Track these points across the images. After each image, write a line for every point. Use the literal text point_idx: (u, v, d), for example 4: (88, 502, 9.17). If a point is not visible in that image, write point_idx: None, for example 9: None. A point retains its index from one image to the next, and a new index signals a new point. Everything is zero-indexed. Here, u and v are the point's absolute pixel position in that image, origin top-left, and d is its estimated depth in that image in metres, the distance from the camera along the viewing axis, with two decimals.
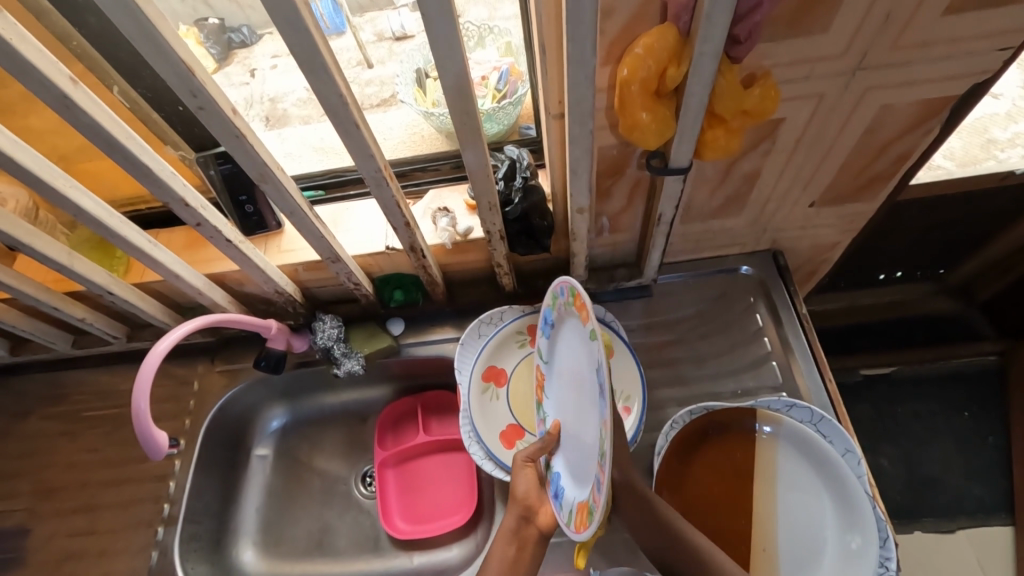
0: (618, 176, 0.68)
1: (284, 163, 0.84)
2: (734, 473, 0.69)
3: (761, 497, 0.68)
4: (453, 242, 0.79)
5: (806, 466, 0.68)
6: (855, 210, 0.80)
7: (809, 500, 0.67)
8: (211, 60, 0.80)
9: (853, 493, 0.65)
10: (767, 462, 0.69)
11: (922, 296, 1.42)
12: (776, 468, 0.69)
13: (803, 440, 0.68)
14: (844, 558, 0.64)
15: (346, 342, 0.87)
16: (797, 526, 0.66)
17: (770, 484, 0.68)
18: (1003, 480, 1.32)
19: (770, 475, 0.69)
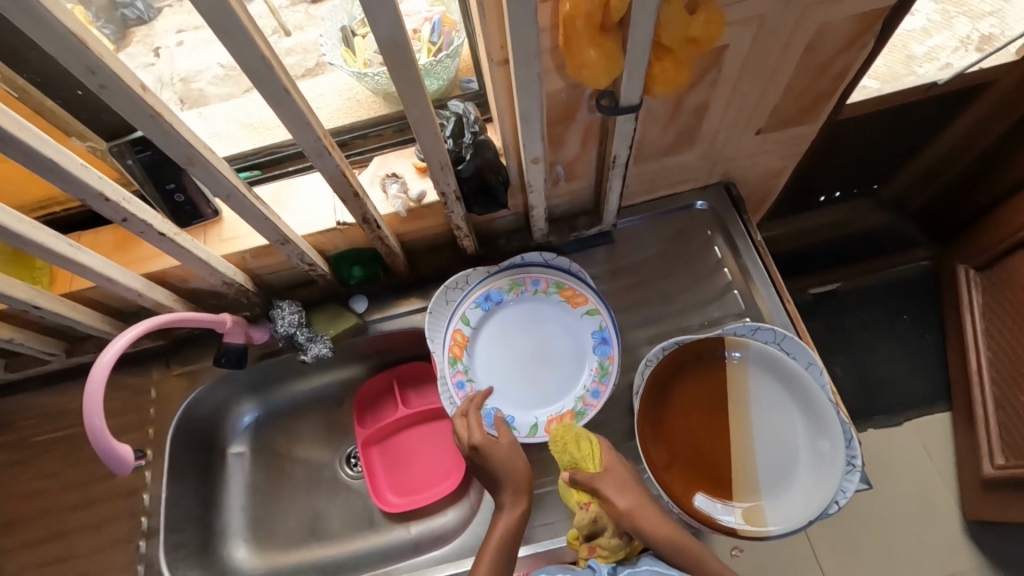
0: (569, 121, 0.66)
1: (211, 145, 0.78)
2: (711, 399, 0.72)
3: (737, 416, 0.71)
4: (408, 209, 0.76)
5: (775, 383, 0.72)
6: (799, 133, 0.81)
7: (779, 414, 0.71)
8: (107, 41, 0.72)
9: (819, 402, 0.69)
10: (740, 384, 0.72)
11: (863, 213, 1.59)
12: (748, 388, 0.72)
13: (772, 360, 0.71)
14: (816, 461, 0.68)
15: (309, 326, 0.83)
16: (770, 439, 0.70)
17: (743, 403, 0.72)
18: (941, 373, 1.48)
19: (743, 395, 0.72)
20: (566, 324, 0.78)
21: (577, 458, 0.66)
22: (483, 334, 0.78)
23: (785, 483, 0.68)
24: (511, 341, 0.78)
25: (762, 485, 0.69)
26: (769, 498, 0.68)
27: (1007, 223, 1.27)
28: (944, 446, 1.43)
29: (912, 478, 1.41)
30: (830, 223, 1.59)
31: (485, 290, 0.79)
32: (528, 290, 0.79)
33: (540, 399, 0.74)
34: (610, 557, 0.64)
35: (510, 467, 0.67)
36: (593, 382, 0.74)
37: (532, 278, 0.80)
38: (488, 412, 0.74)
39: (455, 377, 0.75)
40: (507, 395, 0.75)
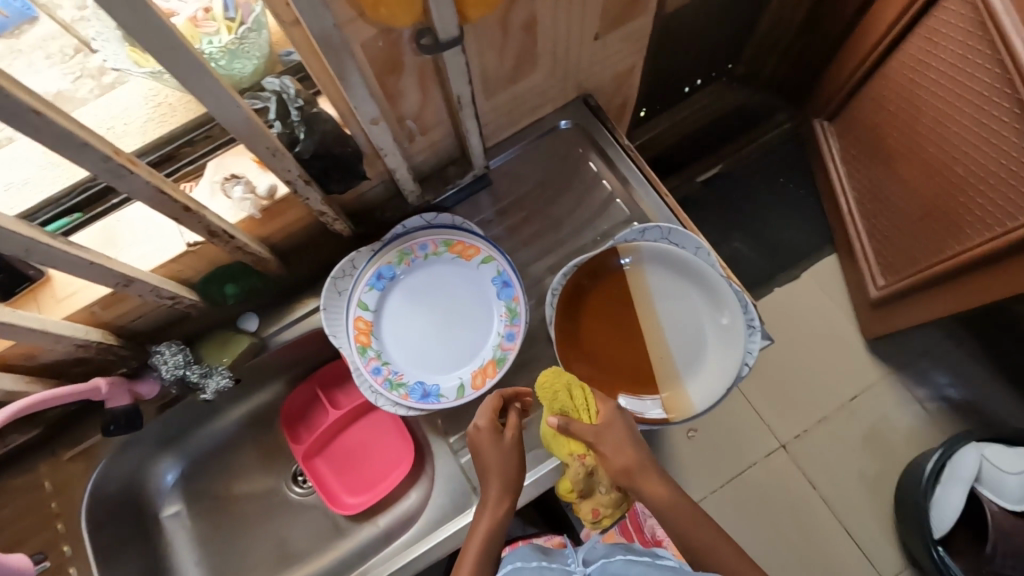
0: (398, 72, 0.62)
1: (5, 198, 0.66)
2: (619, 307, 0.74)
3: (646, 316, 0.74)
4: (262, 209, 0.69)
5: (672, 275, 0.75)
6: (634, 30, 0.81)
7: (682, 302, 0.74)
8: None
9: (713, 280, 0.73)
10: (641, 286, 0.75)
11: (722, 95, 1.68)
12: (649, 287, 0.75)
13: (665, 254, 0.74)
14: (722, 334, 0.73)
15: (199, 362, 0.76)
16: (679, 327, 0.74)
17: (649, 302, 0.74)
18: (820, 221, 1.65)
19: (647, 295, 0.74)
20: (466, 279, 0.76)
21: (569, 406, 0.63)
22: (386, 314, 0.75)
23: (700, 363, 0.73)
24: (415, 311, 0.75)
25: (681, 371, 0.73)
26: (690, 380, 0.72)
27: (841, 71, 1.44)
28: (837, 283, 1.60)
29: (818, 319, 1.58)
30: (703, 111, 1.68)
31: (376, 269, 0.75)
32: (419, 256, 0.76)
33: (460, 359, 0.73)
34: (607, 512, 0.65)
35: (505, 469, 0.62)
36: (506, 326, 0.73)
37: (420, 243, 0.77)
38: (413, 388, 0.71)
39: (370, 364, 0.72)
40: (427, 365, 0.73)
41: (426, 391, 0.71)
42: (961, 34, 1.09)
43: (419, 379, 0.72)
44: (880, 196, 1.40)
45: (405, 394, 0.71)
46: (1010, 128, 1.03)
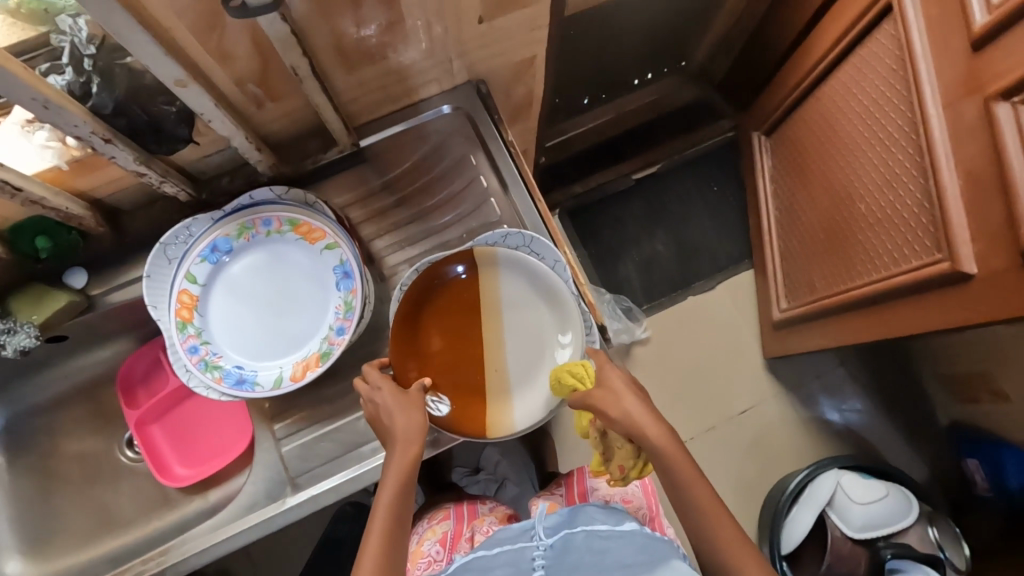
0: (221, 31, 0.55)
1: None
2: (464, 313, 0.72)
3: (491, 325, 0.72)
4: (74, 162, 0.62)
5: (525, 286, 0.72)
6: (527, 18, 0.75)
7: (530, 316, 0.72)
8: None
9: (562, 297, 0.71)
10: (491, 294, 0.72)
11: (677, 88, 1.70)
12: (499, 296, 0.72)
13: (521, 264, 0.71)
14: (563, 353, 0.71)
15: (6, 316, 0.71)
16: (522, 341, 0.72)
17: (497, 312, 0.72)
18: (744, 234, 1.66)
19: (495, 304, 0.72)
20: (308, 263, 0.72)
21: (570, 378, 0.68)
22: (216, 290, 0.71)
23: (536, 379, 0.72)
24: (248, 292, 0.71)
25: (515, 385, 0.71)
26: (523, 396, 0.71)
27: (782, 86, 1.41)
28: (749, 298, 1.63)
29: (724, 331, 1.61)
30: (648, 103, 1.67)
31: (210, 241, 0.70)
32: (260, 232, 0.72)
33: (285, 348, 0.70)
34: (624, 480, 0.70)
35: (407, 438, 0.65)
36: (339, 320, 0.70)
37: (263, 218, 0.72)
38: (229, 373, 0.68)
39: (187, 343, 0.68)
40: (251, 349, 0.70)
41: (242, 377, 0.68)
42: (886, 70, 1.07)
43: (239, 364, 0.69)
44: (797, 219, 1.40)
45: (219, 377, 0.68)
46: (906, 172, 1.03)
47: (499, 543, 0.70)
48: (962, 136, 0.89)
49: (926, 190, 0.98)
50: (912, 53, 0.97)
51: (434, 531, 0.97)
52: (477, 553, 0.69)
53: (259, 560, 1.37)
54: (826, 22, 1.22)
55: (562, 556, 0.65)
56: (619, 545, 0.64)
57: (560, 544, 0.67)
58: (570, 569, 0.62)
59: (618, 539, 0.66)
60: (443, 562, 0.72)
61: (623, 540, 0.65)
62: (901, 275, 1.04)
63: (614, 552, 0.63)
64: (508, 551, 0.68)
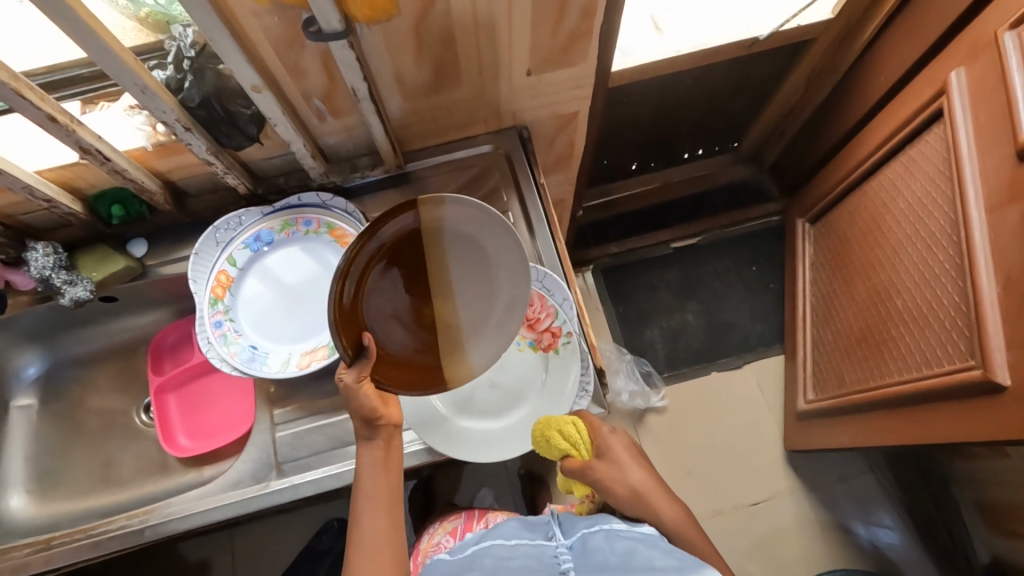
0: (300, 49, 0.64)
1: None
2: (406, 269, 0.62)
3: (431, 285, 0.63)
4: (157, 144, 0.73)
5: (468, 233, 0.63)
6: (573, 74, 0.82)
7: (475, 264, 0.64)
8: None
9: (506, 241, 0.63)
10: (434, 245, 0.62)
11: (725, 167, 1.73)
12: (443, 247, 0.62)
13: (470, 219, 0.62)
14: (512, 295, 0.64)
15: (71, 269, 0.80)
16: (470, 293, 0.64)
17: (438, 273, 0.63)
18: (778, 318, 1.63)
19: (439, 257, 0.62)
20: (336, 264, 0.78)
21: (567, 443, 0.69)
22: (251, 275, 0.78)
23: (516, 408, 0.76)
24: (274, 282, 0.78)
25: (467, 340, 0.65)
26: (477, 349, 0.65)
27: (830, 176, 1.42)
28: (776, 383, 1.57)
29: (745, 413, 1.55)
30: (695, 177, 1.71)
31: (254, 231, 0.78)
32: (301, 231, 0.79)
33: (299, 336, 0.76)
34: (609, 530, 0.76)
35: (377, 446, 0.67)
36: None
37: (305, 218, 0.79)
38: (243, 350, 0.74)
39: (214, 317, 0.74)
40: (269, 333, 0.76)
41: (255, 355, 0.74)
42: (932, 171, 1.07)
43: (257, 344, 0.75)
44: (831, 309, 1.37)
45: (234, 352, 0.73)
46: (945, 272, 1.01)
47: (516, 536, 0.69)
48: (1002, 240, 0.88)
49: (964, 292, 0.96)
50: (958, 154, 0.98)
51: (446, 527, 1.01)
52: (495, 541, 0.68)
53: (240, 558, 1.38)
54: (879, 120, 1.24)
55: (581, 553, 0.61)
56: (645, 546, 0.59)
57: (580, 543, 0.63)
58: (588, 566, 0.58)
59: (645, 541, 0.61)
60: (462, 546, 0.71)
61: (648, 543, 0.60)
62: (932, 377, 1.01)
63: (639, 553, 0.57)
64: (525, 545, 0.66)
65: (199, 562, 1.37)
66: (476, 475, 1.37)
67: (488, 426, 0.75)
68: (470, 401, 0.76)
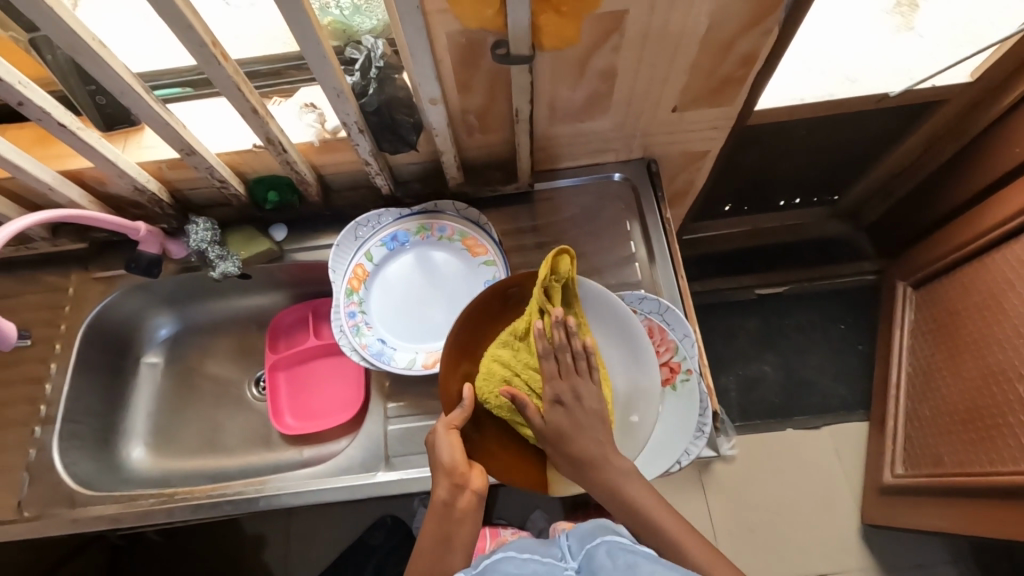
0: (475, 69, 0.68)
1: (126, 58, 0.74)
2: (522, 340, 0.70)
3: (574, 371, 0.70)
4: (322, 141, 0.78)
5: (604, 326, 0.70)
6: (714, 116, 0.83)
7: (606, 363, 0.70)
8: None
9: (634, 341, 0.69)
10: None
11: (821, 220, 1.67)
12: None
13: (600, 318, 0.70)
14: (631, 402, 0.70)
15: (222, 245, 0.85)
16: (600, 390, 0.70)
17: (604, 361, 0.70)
18: (863, 383, 1.55)
19: None
20: (464, 272, 0.81)
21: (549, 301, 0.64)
22: (384, 270, 0.82)
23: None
24: (405, 282, 0.81)
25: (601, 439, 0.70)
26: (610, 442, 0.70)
27: (941, 245, 1.35)
28: (855, 451, 1.49)
29: (819, 477, 1.47)
30: (787, 227, 1.66)
31: (392, 231, 0.82)
32: (434, 236, 0.82)
33: (423, 336, 0.79)
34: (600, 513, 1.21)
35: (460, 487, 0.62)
36: None
37: (440, 224, 0.83)
38: (372, 343, 0.78)
39: (349, 307, 0.78)
40: (397, 329, 0.79)
41: (382, 349, 0.77)
42: None
43: (388, 339, 0.78)
44: (931, 382, 1.29)
45: (364, 343, 0.77)
46: None
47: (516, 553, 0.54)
48: None
49: None
50: None
51: None
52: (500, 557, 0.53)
53: (295, 540, 1.41)
54: (1006, 193, 1.18)
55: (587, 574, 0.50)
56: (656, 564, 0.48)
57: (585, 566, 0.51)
58: None
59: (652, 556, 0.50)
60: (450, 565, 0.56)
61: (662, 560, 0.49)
62: None
63: (644, 565, 0.48)
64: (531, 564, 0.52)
65: (255, 535, 1.41)
66: (530, 497, 1.36)
67: None
68: None
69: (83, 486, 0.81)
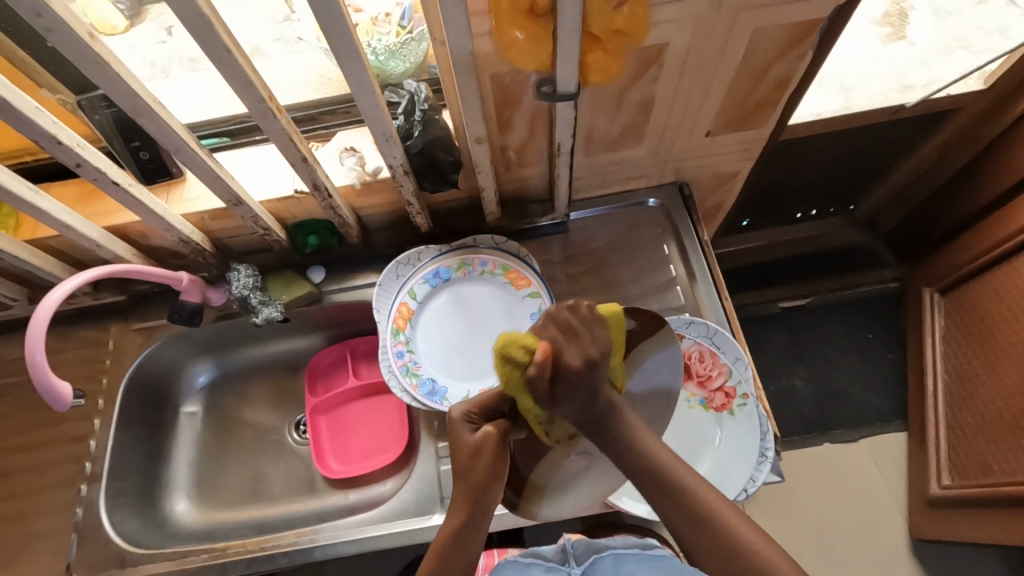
0: (517, 109, 0.69)
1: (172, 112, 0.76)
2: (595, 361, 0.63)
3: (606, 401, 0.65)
4: (363, 182, 0.79)
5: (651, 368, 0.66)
6: (747, 138, 0.83)
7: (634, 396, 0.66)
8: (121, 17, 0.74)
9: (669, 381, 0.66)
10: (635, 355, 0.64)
11: (837, 231, 1.66)
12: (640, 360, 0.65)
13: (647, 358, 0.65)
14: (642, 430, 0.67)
15: (263, 290, 0.86)
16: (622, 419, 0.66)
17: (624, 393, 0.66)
18: (897, 391, 1.53)
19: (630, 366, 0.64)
20: (509, 306, 0.81)
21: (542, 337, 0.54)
22: (428, 308, 0.82)
23: None
24: (450, 320, 0.81)
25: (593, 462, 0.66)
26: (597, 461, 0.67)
27: (965, 250, 1.34)
28: (897, 463, 1.46)
29: (862, 492, 1.44)
30: (804, 239, 1.65)
31: (433, 268, 0.82)
32: (476, 270, 0.82)
33: (473, 372, 0.79)
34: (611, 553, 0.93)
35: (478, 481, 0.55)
36: None
37: (481, 258, 0.83)
38: (424, 382, 0.77)
39: (396, 347, 0.78)
40: (447, 367, 0.79)
41: (434, 389, 0.77)
42: None
43: (439, 378, 0.78)
44: (971, 389, 1.28)
45: (416, 383, 0.76)
46: None
47: None
48: None
49: None
50: None
51: None
52: None
53: None
54: None
55: None
56: None
57: None
58: None
59: None
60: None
61: None
62: None
63: None
64: None
65: None
66: None
67: None
68: None
69: (131, 544, 0.80)
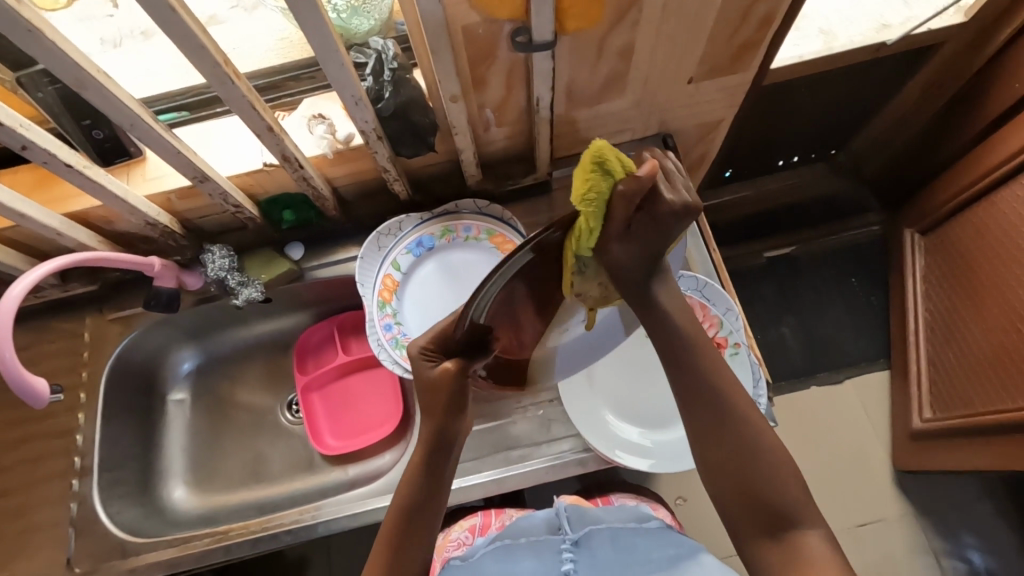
0: (492, 64, 0.66)
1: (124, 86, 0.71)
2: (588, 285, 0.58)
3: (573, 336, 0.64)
4: (335, 151, 0.75)
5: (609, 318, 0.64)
6: (731, 84, 0.81)
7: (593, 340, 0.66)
8: None
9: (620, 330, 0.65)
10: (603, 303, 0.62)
11: (819, 178, 1.64)
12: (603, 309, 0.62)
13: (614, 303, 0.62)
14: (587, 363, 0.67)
15: (241, 271, 0.83)
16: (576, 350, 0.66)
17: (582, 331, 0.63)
18: (881, 332, 1.57)
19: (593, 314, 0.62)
20: None
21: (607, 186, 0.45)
22: (414, 278, 0.80)
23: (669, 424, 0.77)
24: (438, 290, 0.79)
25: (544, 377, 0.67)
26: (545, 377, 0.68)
27: (947, 188, 1.35)
28: (881, 400, 1.51)
29: (849, 430, 1.49)
30: (787, 187, 1.63)
31: (416, 237, 0.79)
32: (460, 236, 0.80)
33: None
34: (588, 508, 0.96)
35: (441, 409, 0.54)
36: None
37: (465, 224, 0.81)
38: None
39: (384, 320, 0.76)
40: None
41: None
42: None
43: None
44: (953, 326, 1.31)
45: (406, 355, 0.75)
46: None
47: None
48: None
49: None
50: None
51: (462, 522, 0.86)
52: None
53: None
54: (1008, 130, 1.17)
55: None
56: None
57: None
58: None
59: None
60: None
61: None
62: None
63: None
64: None
65: None
66: None
67: (653, 439, 0.76)
68: (638, 413, 0.78)
69: (131, 534, 0.79)
